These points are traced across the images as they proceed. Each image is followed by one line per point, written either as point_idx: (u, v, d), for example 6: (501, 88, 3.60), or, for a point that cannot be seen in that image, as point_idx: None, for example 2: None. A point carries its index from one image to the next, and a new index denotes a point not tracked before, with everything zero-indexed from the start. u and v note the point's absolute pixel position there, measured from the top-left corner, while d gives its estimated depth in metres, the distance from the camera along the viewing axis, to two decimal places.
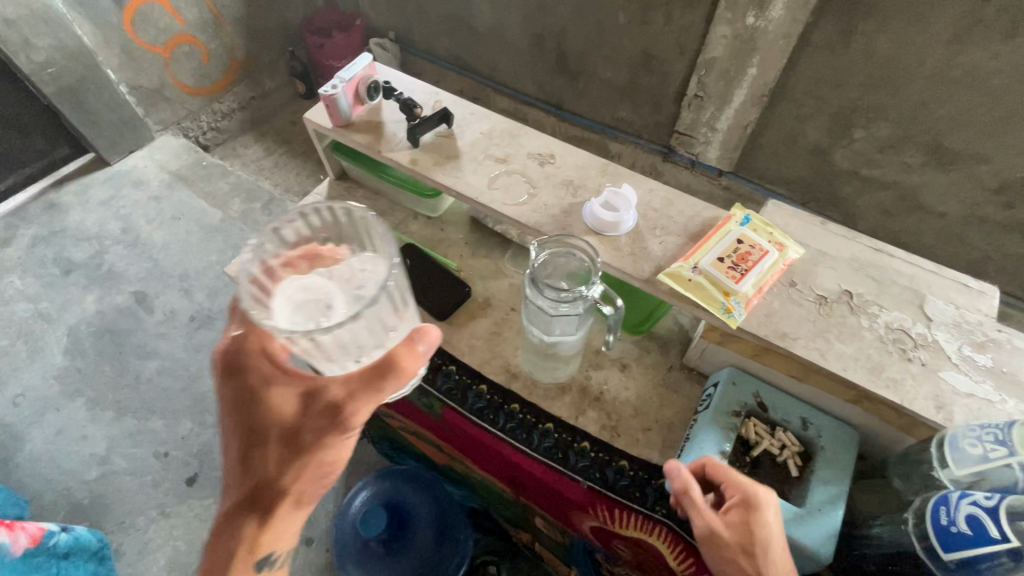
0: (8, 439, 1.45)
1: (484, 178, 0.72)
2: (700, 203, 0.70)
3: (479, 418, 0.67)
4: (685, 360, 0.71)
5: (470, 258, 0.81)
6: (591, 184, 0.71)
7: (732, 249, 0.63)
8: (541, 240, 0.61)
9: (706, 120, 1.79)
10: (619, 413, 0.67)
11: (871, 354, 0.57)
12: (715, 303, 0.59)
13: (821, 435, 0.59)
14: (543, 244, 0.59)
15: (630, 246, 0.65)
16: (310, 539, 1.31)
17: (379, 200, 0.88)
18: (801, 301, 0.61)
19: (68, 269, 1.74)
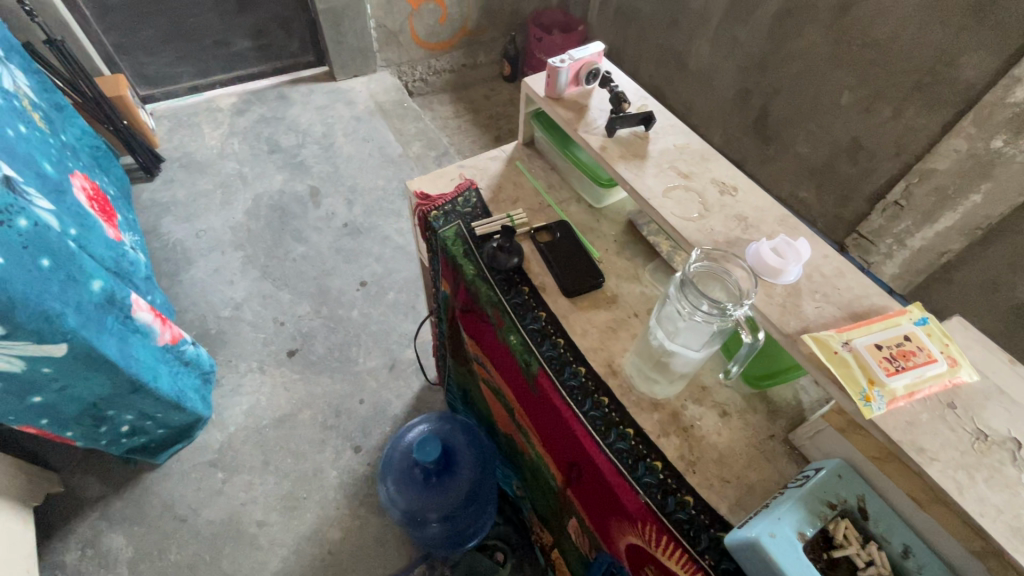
0: (183, 259, 1.76)
1: (662, 185, 0.74)
2: (875, 287, 0.65)
3: (567, 395, 0.69)
4: (791, 435, 0.66)
5: (613, 255, 0.84)
6: (765, 228, 0.70)
7: (895, 342, 0.58)
8: (699, 251, 0.62)
9: (897, 232, 1.62)
10: (701, 451, 0.65)
11: (1019, 513, 0.50)
12: (855, 385, 0.55)
13: (920, 570, 0.51)
14: (703, 254, 0.61)
15: (782, 298, 0.63)
16: (357, 448, 1.41)
17: (552, 175, 0.94)
18: (955, 426, 0.55)
19: (273, 149, 2.06)
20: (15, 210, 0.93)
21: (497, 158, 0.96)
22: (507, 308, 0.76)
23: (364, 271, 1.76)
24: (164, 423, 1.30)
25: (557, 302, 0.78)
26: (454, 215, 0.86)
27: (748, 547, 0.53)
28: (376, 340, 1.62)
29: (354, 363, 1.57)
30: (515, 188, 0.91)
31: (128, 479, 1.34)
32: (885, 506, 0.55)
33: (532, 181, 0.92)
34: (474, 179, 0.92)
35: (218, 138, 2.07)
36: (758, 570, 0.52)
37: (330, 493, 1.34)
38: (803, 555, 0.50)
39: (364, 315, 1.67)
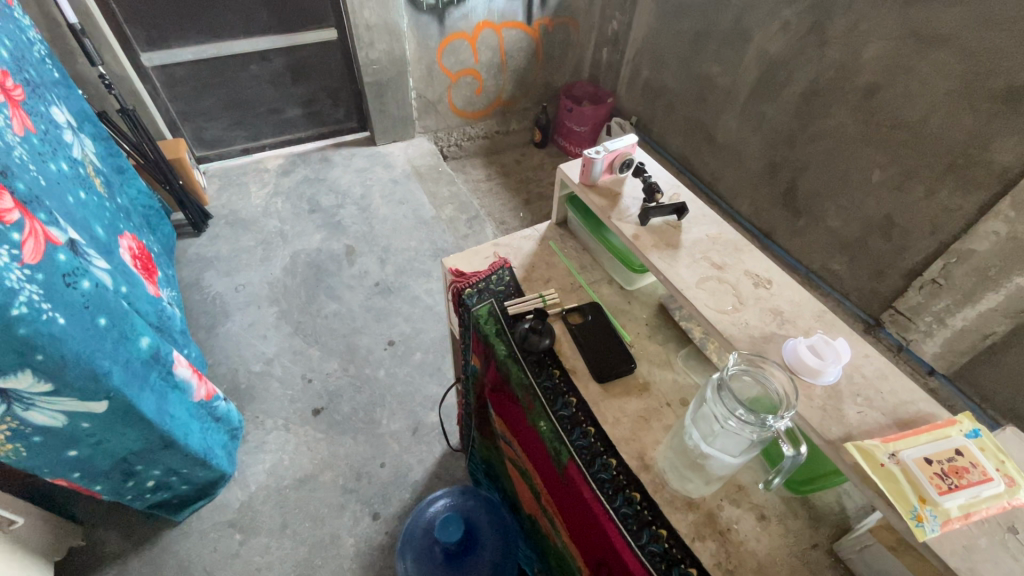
0: (220, 312, 1.82)
1: (695, 275, 0.75)
2: (921, 392, 0.63)
3: (598, 488, 0.67)
4: (835, 546, 0.63)
5: (645, 339, 0.84)
6: (801, 323, 0.70)
7: (947, 456, 0.55)
8: (739, 354, 0.62)
9: (936, 311, 1.58)
10: (739, 560, 0.62)
11: None
12: (905, 502, 0.53)
13: None
14: (741, 357, 0.60)
15: (823, 400, 0.62)
16: (375, 515, 1.39)
17: (584, 255, 0.96)
18: (1018, 555, 0.52)
19: (314, 209, 2.16)
20: (80, 272, 0.98)
21: (531, 237, 0.99)
22: (537, 391, 0.75)
23: (393, 331, 1.79)
24: (189, 480, 1.31)
25: (588, 387, 0.78)
26: (487, 293, 0.88)
27: None
28: (400, 402, 1.62)
29: (377, 425, 1.56)
30: (548, 268, 0.94)
31: (148, 536, 1.34)
32: None
33: (565, 261, 0.95)
34: (508, 257, 0.95)
35: (263, 197, 2.19)
36: None
37: (345, 563, 1.31)
38: None
39: (390, 375, 1.68)
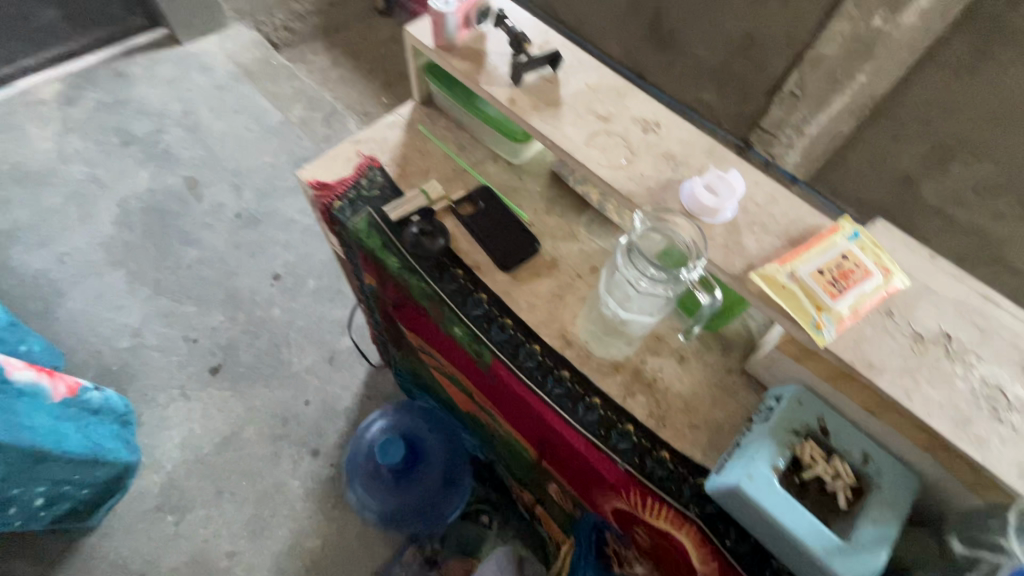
0: (51, 292, 1.50)
1: (582, 134, 0.68)
2: (807, 207, 0.65)
3: (527, 377, 0.66)
4: (746, 366, 0.68)
5: (544, 214, 0.78)
6: (695, 163, 0.67)
7: (835, 263, 0.58)
8: (642, 213, 0.58)
9: (796, 121, 1.64)
10: (668, 404, 0.65)
11: (958, 404, 0.54)
12: (805, 314, 0.56)
13: (880, 473, 0.56)
14: (648, 215, 0.57)
15: (723, 237, 0.62)
16: (315, 451, 1.34)
17: (460, 134, 0.85)
18: (895, 334, 0.57)
19: (127, 141, 1.75)
20: None
21: (394, 124, 0.85)
22: (444, 298, 0.70)
23: (275, 263, 1.59)
24: (86, 483, 1.15)
25: (495, 278, 0.72)
26: (361, 201, 0.77)
27: (730, 492, 0.56)
28: (306, 335, 1.50)
29: (288, 365, 1.45)
30: (423, 158, 0.82)
31: (65, 550, 1.21)
32: (841, 420, 0.59)
33: (440, 146, 0.83)
34: (376, 154, 0.82)
35: (51, 139, 1.72)
36: (744, 512, 0.56)
37: (298, 503, 1.29)
38: (780, 490, 0.54)
39: (286, 311, 1.53)
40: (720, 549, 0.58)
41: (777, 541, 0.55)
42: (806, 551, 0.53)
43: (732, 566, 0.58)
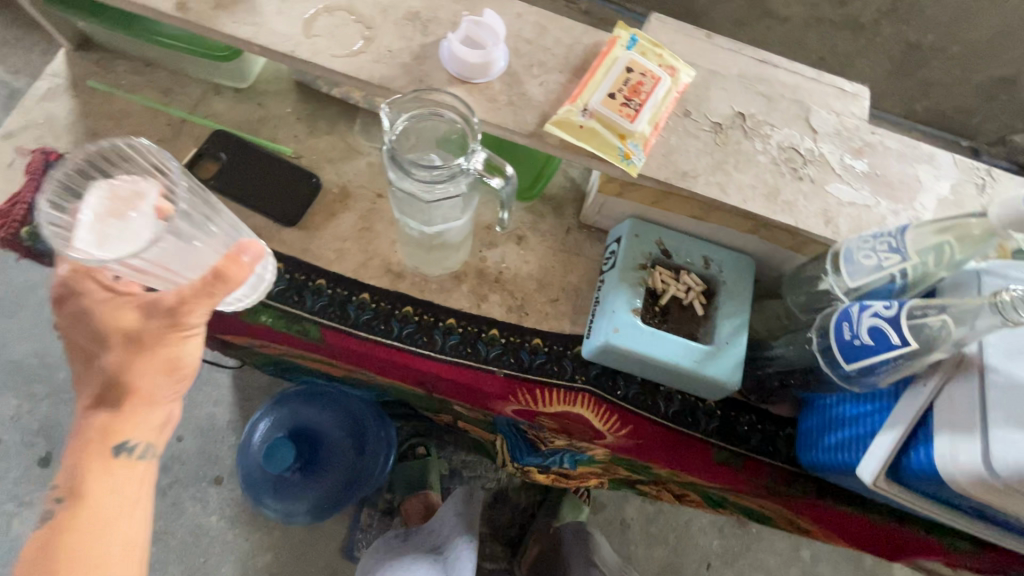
0: None
1: (295, 22, 0.52)
2: (579, 26, 0.57)
3: (368, 331, 0.58)
4: (582, 218, 0.65)
5: (309, 138, 0.63)
6: (445, 13, 0.55)
7: (622, 81, 0.53)
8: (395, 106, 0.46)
9: None
10: (522, 291, 0.61)
11: (766, 179, 0.55)
12: (612, 149, 0.52)
13: (722, 270, 0.58)
14: (458, 100, 0.47)
15: (504, 94, 0.53)
16: (217, 480, 1.20)
17: (156, 75, 0.64)
18: (698, 133, 0.55)
19: None
20: None
21: (54, 92, 0.61)
22: None
23: None
24: None
25: (283, 238, 0.59)
26: None
27: (604, 350, 0.55)
28: None
29: None
30: (119, 123, 0.61)
31: None
32: (676, 236, 0.59)
33: (135, 99, 0.62)
34: (48, 142, 0.59)
35: None
36: (622, 361, 0.56)
37: (227, 535, 1.17)
38: (643, 327, 0.54)
39: None
40: (615, 403, 0.58)
41: (659, 372, 0.56)
42: (683, 370, 0.54)
43: (631, 411, 0.59)
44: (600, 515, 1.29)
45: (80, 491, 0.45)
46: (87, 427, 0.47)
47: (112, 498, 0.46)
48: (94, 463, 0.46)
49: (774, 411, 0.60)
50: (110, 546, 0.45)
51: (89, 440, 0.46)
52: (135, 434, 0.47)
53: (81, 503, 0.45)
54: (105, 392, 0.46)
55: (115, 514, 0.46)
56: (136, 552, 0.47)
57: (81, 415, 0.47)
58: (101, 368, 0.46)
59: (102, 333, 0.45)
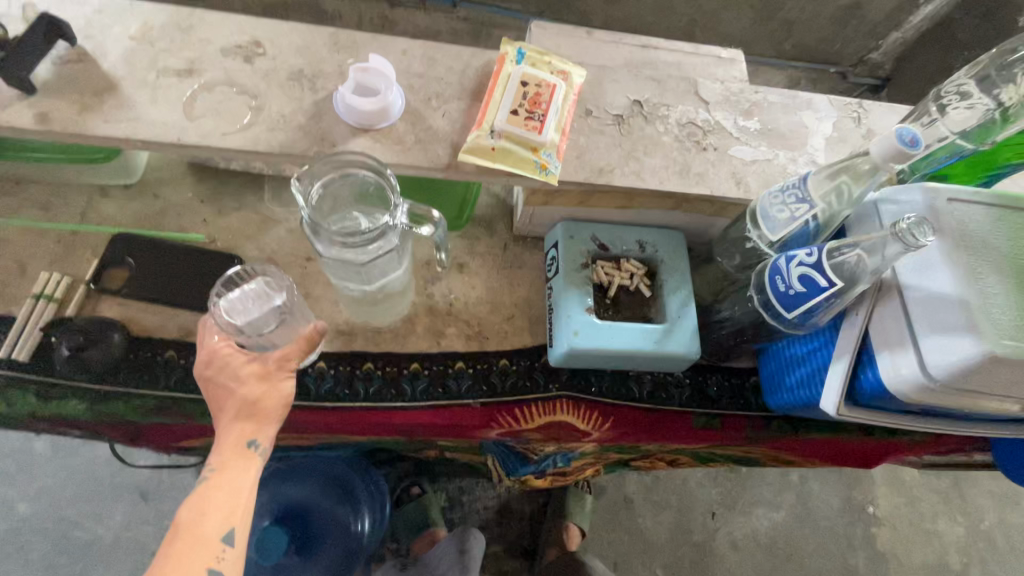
0: None
1: (174, 107, 0.50)
2: (466, 50, 0.58)
3: (333, 400, 0.56)
4: (515, 232, 0.65)
5: (218, 218, 0.60)
6: (329, 65, 0.54)
7: (521, 95, 0.54)
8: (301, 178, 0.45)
9: None
10: (477, 316, 0.61)
11: (676, 156, 0.58)
12: (527, 163, 0.53)
13: (658, 250, 0.61)
14: (368, 157, 0.46)
15: (410, 132, 0.53)
16: None
17: (30, 191, 0.58)
18: (603, 128, 0.57)
19: None
20: None
21: None
22: (177, 396, 0.53)
23: None
24: None
25: None
26: None
27: (570, 356, 0.56)
28: (89, 498, 1.12)
29: (97, 543, 1.10)
30: (1, 252, 0.55)
31: None
32: (607, 229, 0.61)
33: (13, 221, 0.56)
34: None
35: None
36: (590, 360, 0.57)
37: None
38: (600, 323, 0.56)
39: (36, 496, 1.11)
40: (593, 401, 0.60)
41: (626, 361, 0.58)
42: (648, 354, 0.56)
43: (609, 405, 0.60)
44: (603, 499, 1.32)
45: (221, 476, 0.44)
46: (231, 427, 0.45)
47: (246, 500, 0.44)
48: (234, 458, 0.44)
49: (735, 366, 0.64)
50: (212, 527, 0.42)
51: (229, 438, 0.45)
52: (265, 437, 0.46)
53: (220, 491, 0.43)
54: (246, 395, 0.45)
55: (242, 507, 0.44)
56: (239, 554, 0.43)
57: (227, 414, 0.45)
58: (245, 383, 0.45)
59: (243, 366, 0.46)
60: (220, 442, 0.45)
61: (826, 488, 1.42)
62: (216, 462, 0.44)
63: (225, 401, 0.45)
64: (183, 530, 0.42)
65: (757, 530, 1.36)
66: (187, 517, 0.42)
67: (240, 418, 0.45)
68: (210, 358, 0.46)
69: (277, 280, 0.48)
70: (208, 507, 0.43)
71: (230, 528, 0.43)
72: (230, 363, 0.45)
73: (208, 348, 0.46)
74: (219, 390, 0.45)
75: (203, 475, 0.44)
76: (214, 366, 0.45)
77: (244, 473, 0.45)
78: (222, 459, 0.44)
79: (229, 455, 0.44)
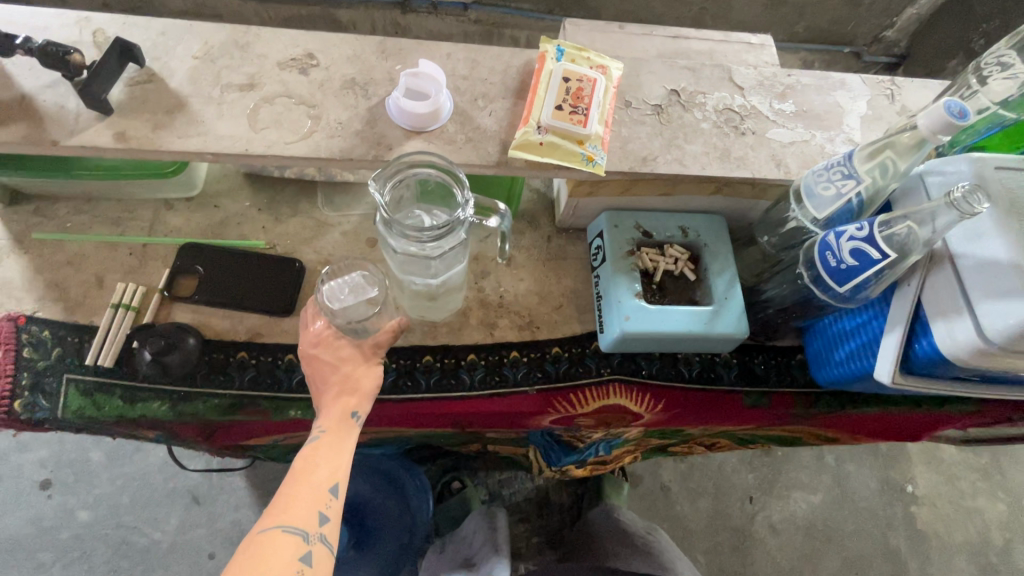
0: None
1: (240, 120, 0.52)
2: (506, 51, 0.60)
3: (397, 392, 0.58)
4: (558, 225, 0.67)
5: (276, 225, 0.63)
6: (379, 73, 0.56)
7: (564, 91, 0.56)
8: (376, 176, 0.47)
9: None
10: (527, 307, 0.63)
11: (715, 142, 0.59)
12: (575, 155, 0.54)
13: (700, 235, 0.63)
14: (431, 153, 0.48)
15: (461, 132, 0.55)
16: None
17: (101, 208, 0.62)
18: (643, 118, 0.59)
19: None
20: None
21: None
22: (253, 394, 0.56)
23: (27, 473, 1.16)
24: None
25: (285, 330, 0.58)
26: (50, 376, 0.54)
27: (622, 340, 0.58)
28: (145, 504, 1.16)
29: (155, 547, 1.14)
30: (80, 267, 0.59)
31: None
32: (650, 216, 0.63)
33: (88, 237, 0.60)
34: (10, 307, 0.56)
35: None
36: (641, 344, 0.59)
37: None
38: (649, 307, 0.57)
39: (96, 504, 1.16)
40: (644, 383, 0.61)
41: (676, 344, 0.60)
42: (697, 336, 0.58)
43: (659, 387, 0.62)
44: (640, 488, 1.34)
45: (329, 437, 0.50)
46: (336, 398, 0.52)
47: (347, 459, 0.50)
48: (339, 424, 0.51)
49: (780, 345, 0.65)
50: (321, 478, 0.48)
51: (334, 409, 0.51)
52: (364, 409, 0.53)
53: (328, 448, 0.49)
54: (347, 372, 0.52)
55: (345, 465, 0.50)
56: (341, 507, 0.48)
57: (331, 389, 0.52)
58: (347, 362, 0.53)
59: (345, 347, 0.53)
60: (326, 411, 0.51)
61: (862, 469, 1.42)
62: (324, 425, 0.51)
63: (328, 376, 0.52)
64: (296, 480, 0.47)
65: (795, 513, 1.37)
66: (298, 471, 0.48)
67: (342, 392, 0.52)
68: (315, 339, 0.53)
69: (374, 275, 0.53)
70: (317, 463, 0.48)
71: (334, 482, 0.49)
72: (333, 345, 0.53)
73: (312, 332, 0.53)
74: (325, 367, 0.52)
75: (311, 438, 0.50)
76: (320, 346, 0.53)
77: (346, 438, 0.51)
78: (329, 424, 0.51)
79: (333, 421, 0.51)
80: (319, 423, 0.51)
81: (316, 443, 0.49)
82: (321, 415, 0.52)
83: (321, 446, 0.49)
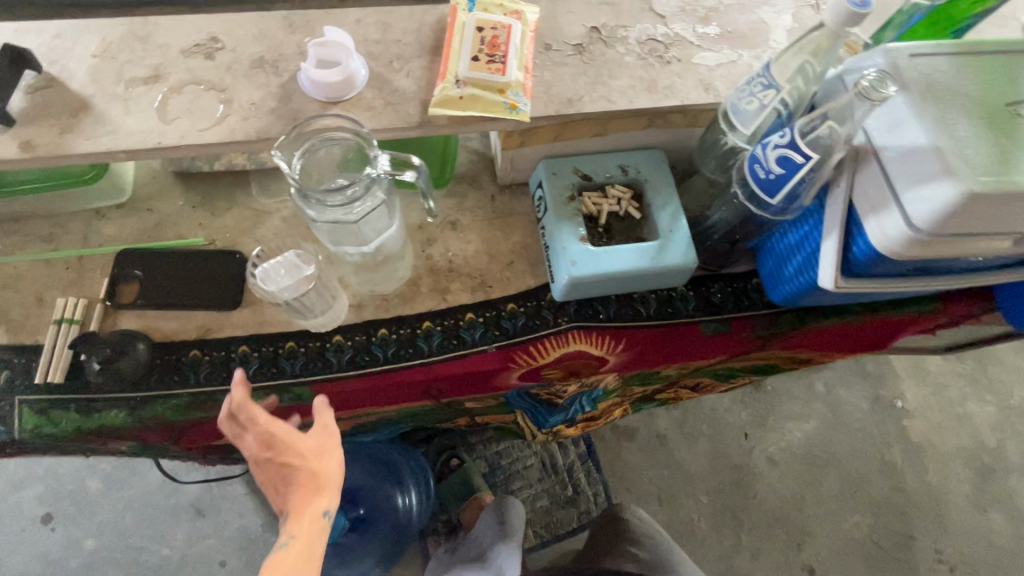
0: None
1: (149, 113, 0.51)
2: (417, 9, 0.58)
3: (356, 369, 0.58)
4: (500, 182, 0.67)
5: (213, 220, 0.62)
6: (288, 48, 0.55)
7: (479, 41, 0.55)
8: (278, 149, 0.49)
9: None
10: (478, 267, 0.63)
11: (641, 74, 0.58)
12: (498, 105, 0.54)
13: (640, 171, 0.62)
14: (332, 120, 0.51)
15: (379, 97, 0.54)
16: None
17: (31, 226, 0.60)
18: (565, 60, 0.58)
19: None
20: None
21: None
22: (210, 389, 0.55)
23: (27, 510, 1.17)
24: None
25: (235, 322, 0.58)
26: (4, 399, 0.54)
27: (573, 286, 0.58)
28: (150, 522, 1.17)
29: (165, 563, 1.15)
30: (18, 288, 0.57)
31: None
32: (588, 159, 0.62)
33: (22, 257, 0.59)
34: None
35: None
36: (593, 288, 0.59)
37: None
38: (595, 250, 0.57)
39: (101, 530, 1.16)
40: (603, 327, 0.62)
41: (628, 283, 0.59)
42: (647, 271, 0.58)
43: (619, 328, 0.62)
44: (637, 440, 1.35)
45: (299, 542, 0.49)
46: (303, 500, 0.51)
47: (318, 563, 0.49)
48: (308, 526, 0.50)
49: (736, 271, 0.65)
50: None
51: (301, 510, 0.50)
52: (332, 505, 0.52)
53: (302, 557, 0.48)
54: (312, 471, 0.51)
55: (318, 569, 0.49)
56: None
57: (295, 490, 0.51)
58: (309, 459, 0.52)
59: (305, 445, 0.52)
60: (293, 517, 0.50)
61: (851, 392, 1.45)
62: (295, 530, 0.49)
63: (291, 476, 0.51)
64: None
65: (792, 443, 1.39)
66: None
67: (308, 491, 0.51)
68: (268, 442, 0.51)
69: (308, 254, 0.53)
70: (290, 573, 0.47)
71: None
72: (292, 445, 0.51)
73: (265, 434, 0.50)
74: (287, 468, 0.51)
75: (279, 548, 0.48)
76: (275, 449, 0.51)
77: (316, 540, 0.50)
78: (297, 527, 0.49)
79: (301, 525, 0.50)
80: (286, 530, 0.50)
81: (287, 553, 0.48)
82: (286, 521, 0.50)
83: (292, 553, 0.48)
